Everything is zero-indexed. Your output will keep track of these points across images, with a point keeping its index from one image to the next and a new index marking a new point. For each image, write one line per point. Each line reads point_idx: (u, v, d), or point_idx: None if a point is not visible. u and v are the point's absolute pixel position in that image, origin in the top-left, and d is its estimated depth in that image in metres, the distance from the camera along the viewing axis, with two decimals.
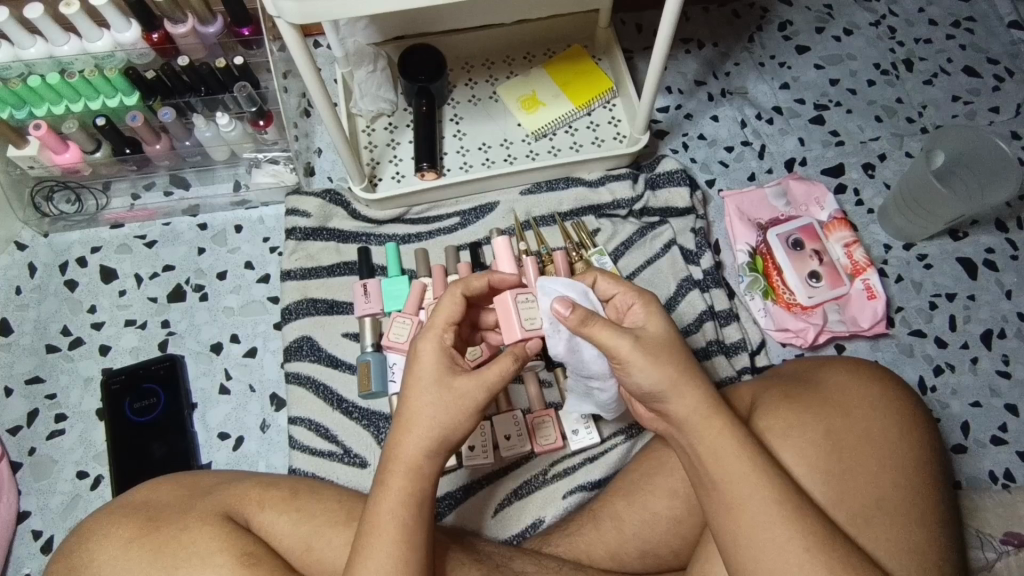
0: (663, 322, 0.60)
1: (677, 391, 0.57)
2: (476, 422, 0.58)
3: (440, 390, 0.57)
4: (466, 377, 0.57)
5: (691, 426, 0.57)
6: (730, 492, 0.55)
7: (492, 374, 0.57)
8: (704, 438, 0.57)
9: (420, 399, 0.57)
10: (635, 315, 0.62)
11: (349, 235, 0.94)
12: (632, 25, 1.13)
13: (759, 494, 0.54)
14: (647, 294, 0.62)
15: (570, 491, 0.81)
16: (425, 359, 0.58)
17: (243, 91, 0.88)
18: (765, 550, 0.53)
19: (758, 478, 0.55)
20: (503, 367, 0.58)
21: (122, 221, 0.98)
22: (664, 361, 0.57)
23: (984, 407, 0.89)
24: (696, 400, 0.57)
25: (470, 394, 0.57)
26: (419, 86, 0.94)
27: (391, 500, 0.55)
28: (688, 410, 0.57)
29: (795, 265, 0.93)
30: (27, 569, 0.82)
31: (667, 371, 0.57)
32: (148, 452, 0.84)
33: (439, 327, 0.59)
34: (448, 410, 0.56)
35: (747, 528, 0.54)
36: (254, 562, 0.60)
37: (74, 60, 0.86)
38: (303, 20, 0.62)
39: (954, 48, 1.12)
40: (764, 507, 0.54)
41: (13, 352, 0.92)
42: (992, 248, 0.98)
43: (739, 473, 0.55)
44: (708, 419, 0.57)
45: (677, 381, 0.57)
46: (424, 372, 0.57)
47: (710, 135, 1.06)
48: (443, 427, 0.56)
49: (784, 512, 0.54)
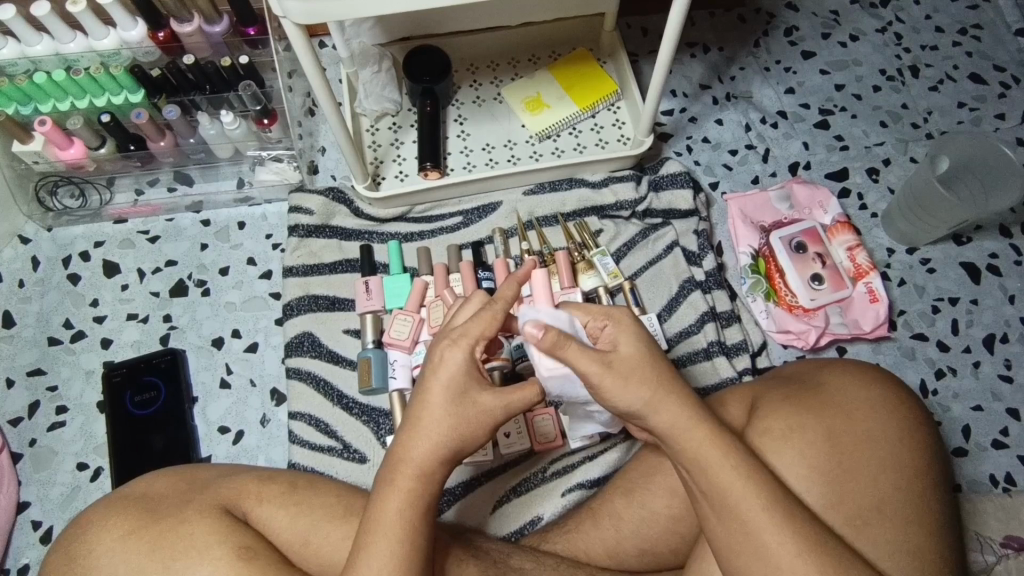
0: (634, 342, 0.57)
1: (656, 407, 0.56)
2: (490, 434, 0.58)
3: (461, 401, 0.56)
4: (491, 395, 0.57)
5: (673, 441, 0.57)
6: (722, 498, 0.55)
7: (516, 397, 0.58)
8: (689, 447, 0.56)
9: (440, 410, 0.56)
10: (608, 337, 0.59)
11: (352, 233, 0.95)
12: (638, 29, 1.13)
13: (748, 499, 0.54)
14: (615, 311, 0.59)
15: (569, 488, 0.81)
16: (449, 366, 0.56)
17: (248, 90, 0.89)
18: (758, 554, 0.53)
19: (748, 484, 0.54)
20: (528, 395, 0.58)
21: (126, 217, 0.99)
22: (635, 382, 0.56)
23: (985, 411, 0.89)
24: (677, 410, 0.56)
25: (493, 411, 0.57)
26: (424, 86, 0.95)
27: (398, 501, 0.54)
28: (670, 422, 0.56)
29: (798, 267, 0.93)
30: (25, 559, 0.82)
31: (641, 391, 0.56)
32: (148, 444, 0.84)
33: (474, 338, 0.57)
34: (469, 423, 0.56)
35: (740, 533, 0.54)
36: (250, 555, 0.59)
37: (80, 57, 0.86)
38: (309, 20, 0.62)
39: (960, 55, 1.12)
40: (753, 514, 0.54)
41: (16, 344, 0.92)
42: (996, 253, 0.97)
43: (730, 479, 0.55)
44: (695, 428, 0.56)
45: (652, 401, 0.56)
46: (449, 379, 0.56)
47: (714, 138, 1.06)
48: (462, 436, 0.56)
49: (774, 518, 0.54)
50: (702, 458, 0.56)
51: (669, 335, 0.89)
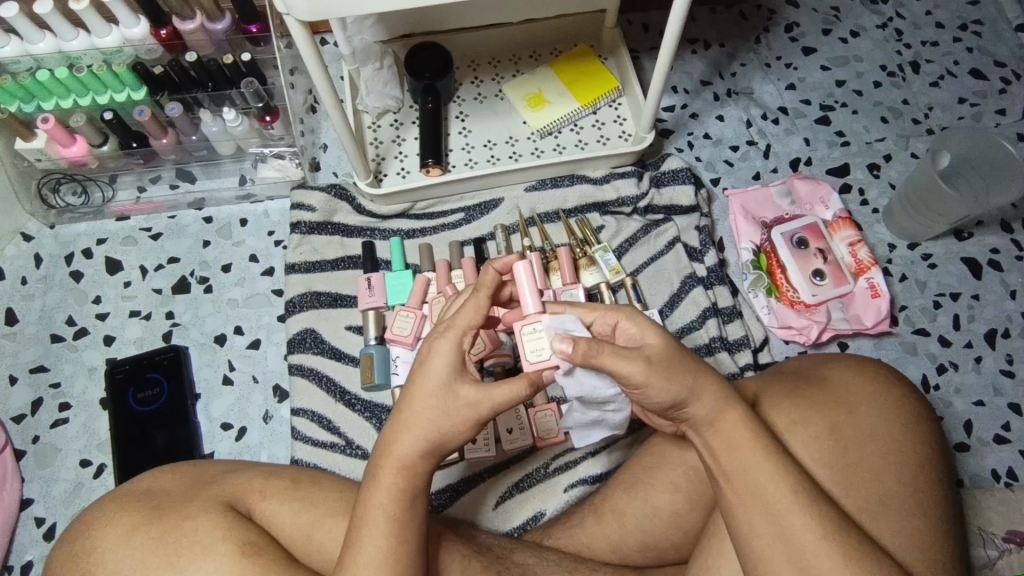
0: (660, 334, 0.56)
1: (697, 393, 0.57)
2: (476, 429, 0.57)
3: (444, 394, 0.55)
4: (472, 388, 0.56)
5: (708, 426, 0.58)
6: (746, 481, 0.55)
7: (499, 394, 0.56)
8: (722, 429, 0.57)
9: (425, 402, 0.55)
10: (625, 332, 0.57)
11: (354, 230, 0.95)
12: (639, 25, 1.13)
13: (776, 482, 0.54)
14: (625, 307, 0.57)
15: (571, 484, 0.82)
16: (438, 359, 0.56)
17: (250, 87, 0.89)
18: (781, 536, 0.53)
19: (773, 466, 0.55)
20: (513, 391, 0.56)
21: (128, 214, 0.99)
22: (678, 373, 0.55)
23: (987, 406, 0.89)
24: (715, 395, 0.57)
25: (475, 406, 0.55)
26: (425, 84, 0.96)
27: (382, 495, 0.55)
28: (710, 407, 0.57)
29: (799, 263, 0.93)
30: (29, 555, 0.82)
31: (684, 380, 0.56)
32: (152, 439, 0.84)
33: (460, 329, 0.57)
34: (450, 417, 0.55)
35: (763, 515, 0.54)
36: (254, 550, 0.60)
37: (82, 55, 0.87)
38: (312, 16, 0.62)
39: (961, 51, 1.12)
40: (779, 495, 0.54)
41: (19, 341, 0.92)
42: (997, 249, 0.97)
43: (761, 460, 0.55)
44: (729, 411, 0.57)
45: (696, 387, 0.56)
46: (434, 372, 0.56)
47: (716, 134, 1.06)
48: (441, 431, 0.56)
49: (801, 499, 0.54)
50: (735, 439, 0.56)
51: (671, 331, 0.89)
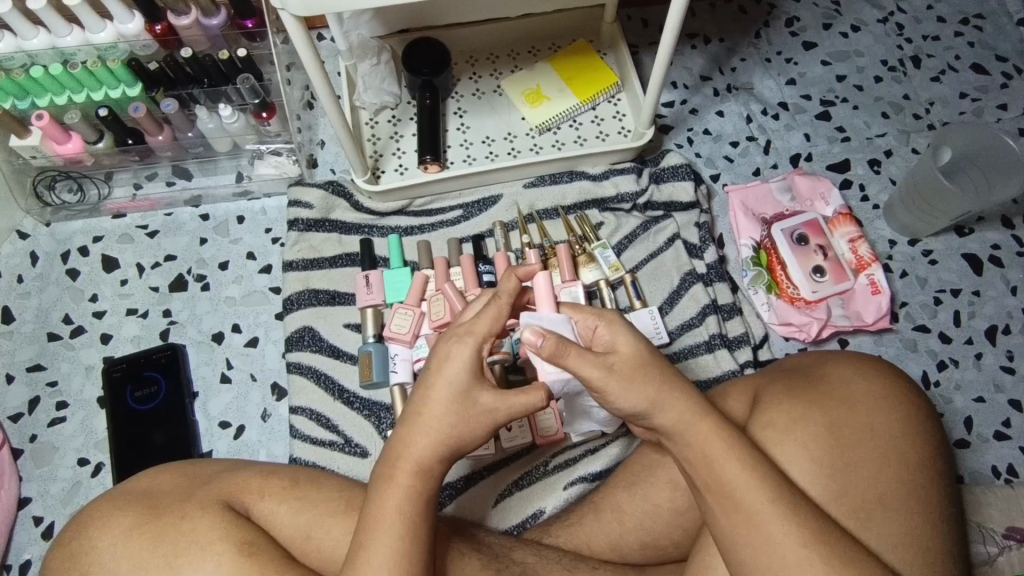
0: (632, 341, 0.57)
1: (661, 405, 0.56)
2: (489, 435, 0.57)
3: (463, 399, 0.55)
4: (492, 393, 0.56)
5: (679, 436, 0.57)
6: (726, 492, 0.55)
7: (516, 401, 0.56)
8: (695, 441, 0.56)
9: (442, 409, 0.55)
10: (601, 338, 0.58)
11: (351, 227, 0.94)
12: (638, 20, 1.13)
13: (754, 492, 0.54)
14: (607, 312, 0.58)
15: (570, 482, 0.81)
16: (455, 362, 0.55)
17: (246, 82, 0.88)
18: (764, 546, 0.53)
19: (752, 477, 0.54)
20: (532, 400, 0.57)
21: (124, 211, 0.98)
22: (639, 385, 0.56)
23: (988, 403, 0.89)
24: (684, 406, 0.56)
25: (493, 412, 0.56)
26: (423, 80, 0.95)
27: (397, 496, 0.54)
28: (676, 417, 0.56)
29: (799, 260, 0.93)
30: (27, 555, 0.82)
31: (646, 390, 0.56)
32: (148, 439, 0.84)
33: (481, 335, 0.56)
34: (468, 421, 0.56)
35: (744, 525, 0.54)
36: (252, 550, 0.59)
37: (76, 51, 0.86)
38: (305, 11, 0.61)
39: (962, 45, 1.12)
40: (759, 505, 0.54)
41: (15, 340, 0.92)
42: (998, 244, 0.97)
43: (737, 471, 0.55)
44: (700, 423, 0.56)
45: (658, 398, 0.56)
46: (452, 377, 0.55)
47: (716, 130, 1.05)
48: (459, 433, 0.56)
49: (780, 509, 0.54)
50: (710, 450, 0.56)
51: (670, 328, 0.89)
